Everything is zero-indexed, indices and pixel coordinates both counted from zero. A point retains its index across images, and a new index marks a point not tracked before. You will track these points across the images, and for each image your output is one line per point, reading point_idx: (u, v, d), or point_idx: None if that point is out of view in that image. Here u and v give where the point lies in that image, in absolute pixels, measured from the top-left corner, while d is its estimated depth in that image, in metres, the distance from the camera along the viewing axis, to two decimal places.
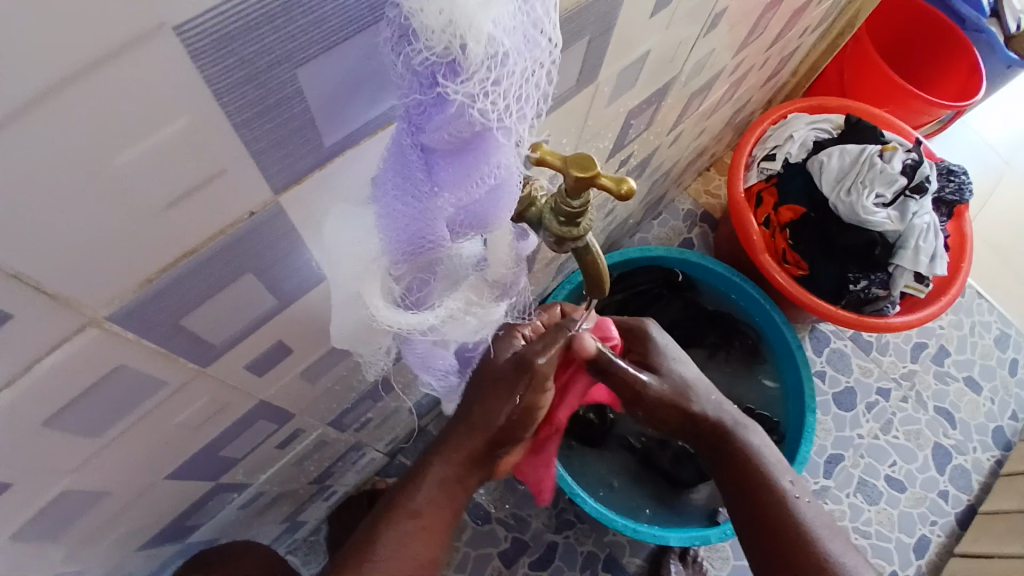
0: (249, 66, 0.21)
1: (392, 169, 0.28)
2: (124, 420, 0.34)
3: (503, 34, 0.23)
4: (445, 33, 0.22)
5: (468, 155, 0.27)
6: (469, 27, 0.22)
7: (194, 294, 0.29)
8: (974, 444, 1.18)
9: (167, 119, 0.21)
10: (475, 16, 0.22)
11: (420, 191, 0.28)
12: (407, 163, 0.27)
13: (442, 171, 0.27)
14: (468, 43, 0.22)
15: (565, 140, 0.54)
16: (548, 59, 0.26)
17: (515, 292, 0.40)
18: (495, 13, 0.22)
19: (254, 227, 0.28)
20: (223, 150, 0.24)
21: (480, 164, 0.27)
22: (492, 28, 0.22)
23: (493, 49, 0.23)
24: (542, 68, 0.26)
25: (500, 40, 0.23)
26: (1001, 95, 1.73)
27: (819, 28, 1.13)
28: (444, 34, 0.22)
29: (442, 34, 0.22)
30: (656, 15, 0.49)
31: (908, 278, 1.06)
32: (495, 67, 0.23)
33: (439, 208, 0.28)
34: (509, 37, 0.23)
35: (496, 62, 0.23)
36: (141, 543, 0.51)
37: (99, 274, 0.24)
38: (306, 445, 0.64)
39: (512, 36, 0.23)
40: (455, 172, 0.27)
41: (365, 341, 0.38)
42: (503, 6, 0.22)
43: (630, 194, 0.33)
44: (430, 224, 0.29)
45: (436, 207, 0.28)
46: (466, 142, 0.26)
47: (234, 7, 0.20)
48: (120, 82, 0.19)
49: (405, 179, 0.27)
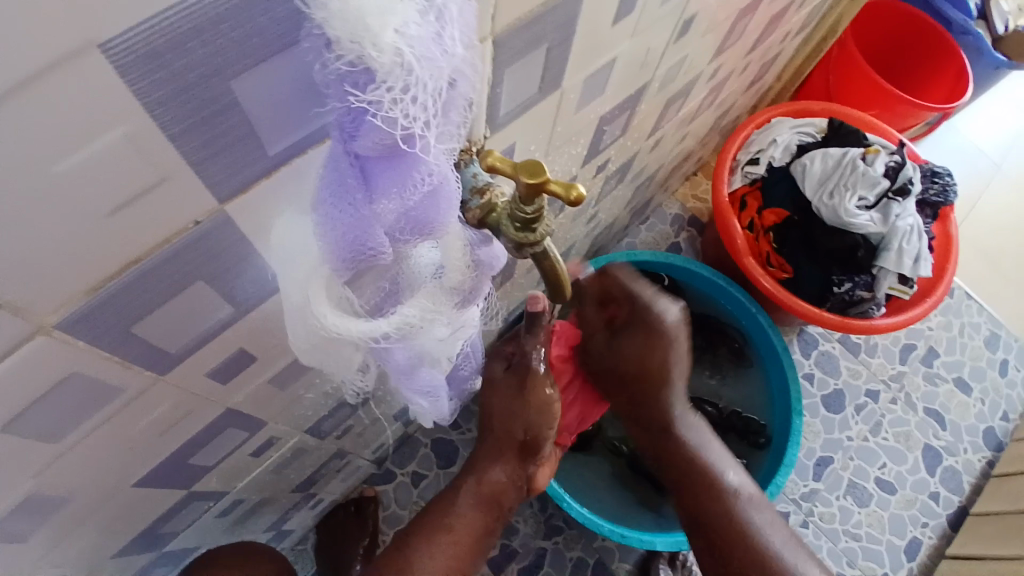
0: (179, 80, 0.22)
1: (328, 178, 0.28)
2: (83, 426, 0.34)
3: (409, 42, 0.23)
4: (352, 43, 0.22)
5: (397, 161, 0.27)
6: (372, 37, 0.22)
7: (146, 300, 0.29)
8: (964, 445, 1.19)
9: (104, 131, 0.21)
10: (376, 27, 0.22)
11: (356, 199, 0.28)
12: (341, 175, 0.28)
13: (377, 178, 0.28)
14: (373, 53, 0.23)
15: (534, 146, 0.55)
16: (460, 67, 0.26)
17: (477, 298, 0.40)
18: (396, 21, 0.23)
19: (202, 235, 0.29)
20: (164, 160, 0.24)
21: (410, 170, 0.27)
22: (394, 38, 0.23)
23: (399, 58, 0.23)
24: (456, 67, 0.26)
25: (406, 48, 0.23)
26: (990, 97, 1.74)
27: (800, 33, 1.14)
28: (353, 44, 0.22)
29: (349, 45, 0.22)
30: (620, 22, 0.50)
31: (891, 281, 1.07)
32: (405, 74, 0.24)
33: (378, 216, 0.29)
34: (413, 45, 0.24)
35: (405, 70, 0.24)
36: (115, 550, 0.52)
37: (45, 282, 0.24)
38: (284, 452, 0.64)
39: (418, 43, 0.24)
40: (388, 178, 0.28)
41: (333, 361, 0.38)
42: (402, 13, 0.23)
43: (579, 200, 0.33)
44: (372, 233, 0.29)
45: (375, 215, 0.29)
46: (392, 149, 0.26)
47: (158, 24, 0.20)
48: (54, 96, 0.19)
49: (341, 190, 0.28)
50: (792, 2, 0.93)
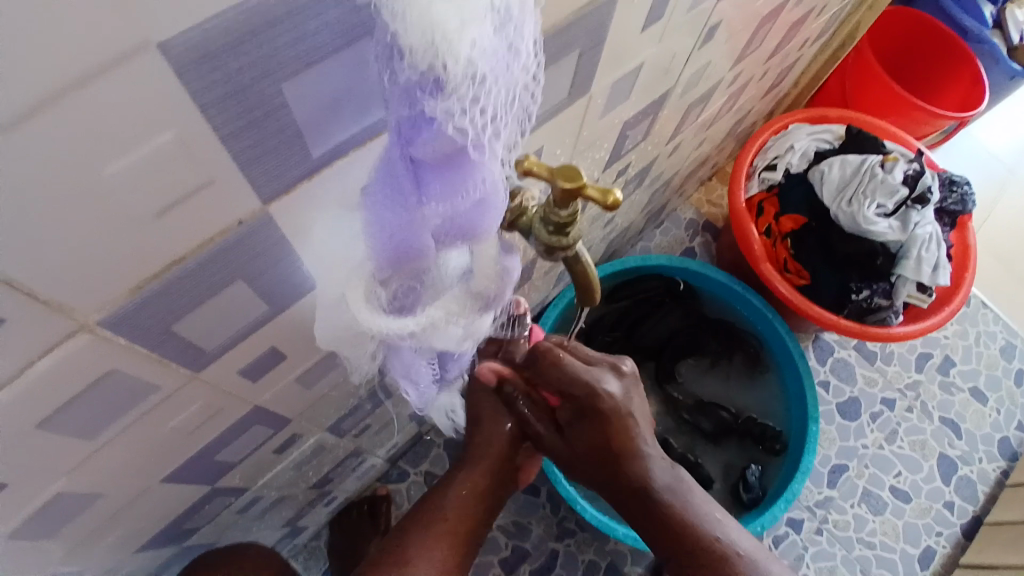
0: (231, 81, 0.22)
1: (381, 182, 0.28)
2: (118, 423, 0.34)
3: (482, 55, 0.23)
4: (428, 54, 0.22)
5: (454, 169, 0.27)
6: (448, 48, 0.22)
7: (186, 300, 0.29)
8: (979, 454, 1.17)
9: (154, 134, 0.22)
10: (454, 39, 0.22)
11: (407, 203, 0.28)
12: (396, 178, 0.27)
13: (430, 184, 0.27)
14: (447, 64, 0.23)
15: (559, 151, 0.55)
16: (528, 73, 0.27)
17: (499, 304, 0.40)
18: (473, 34, 0.22)
19: (242, 235, 0.29)
20: (211, 162, 0.24)
21: (464, 178, 0.27)
22: (470, 51, 0.23)
23: (471, 70, 0.23)
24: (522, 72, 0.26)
25: (479, 61, 0.23)
26: (1008, 104, 1.73)
27: (820, 40, 1.13)
28: (428, 54, 0.22)
29: (425, 55, 0.22)
30: (648, 28, 0.50)
31: (910, 289, 1.06)
32: (474, 85, 0.24)
33: (425, 221, 0.29)
34: (487, 58, 0.24)
35: (476, 81, 0.24)
36: (137, 546, 0.52)
37: (91, 282, 0.25)
38: (303, 450, 0.65)
39: (491, 57, 0.24)
40: (442, 185, 0.27)
41: (350, 346, 0.39)
42: (481, 26, 0.23)
43: (615, 206, 0.33)
44: (417, 236, 0.29)
45: (423, 219, 0.29)
46: (451, 156, 0.26)
47: (214, 27, 0.20)
48: (108, 97, 0.20)
49: (393, 192, 0.28)
50: (815, 8, 0.93)
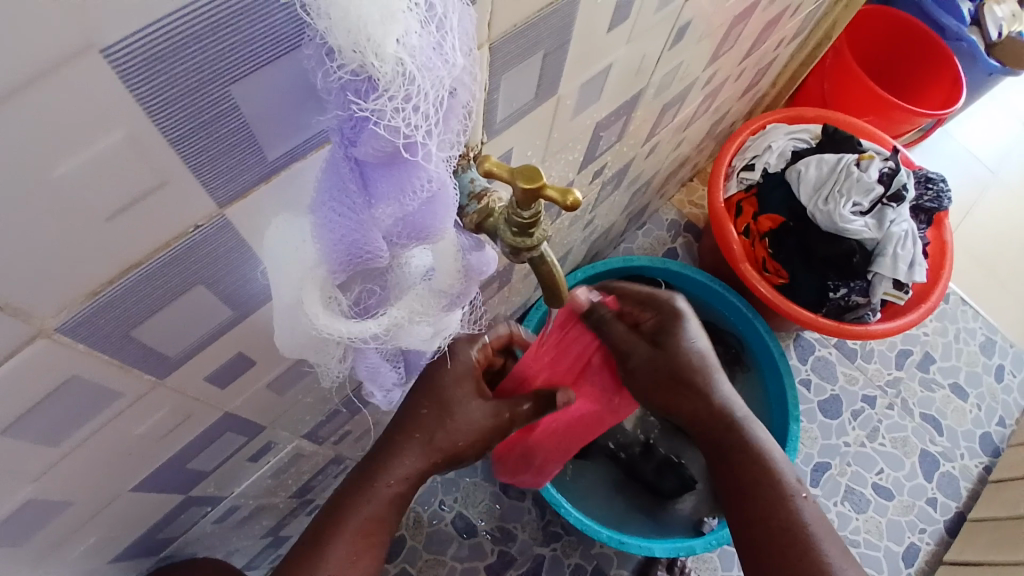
0: (179, 84, 0.22)
1: (328, 183, 0.28)
2: (82, 430, 0.34)
3: (411, 52, 0.23)
4: (355, 52, 0.22)
5: (397, 168, 0.27)
6: (374, 45, 0.22)
7: (146, 305, 0.29)
8: (961, 451, 1.19)
9: (102, 137, 0.22)
10: (379, 37, 0.22)
11: (355, 204, 0.28)
12: (340, 178, 0.28)
13: (377, 183, 0.28)
14: (375, 62, 0.23)
15: (531, 152, 0.55)
16: (456, 80, 0.26)
17: (465, 302, 0.40)
18: (399, 31, 0.23)
19: (201, 238, 0.29)
20: (164, 164, 0.24)
21: (409, 178, 0.28)
22: (396, 47, 0.23)
23: (401, 68, 0.23)
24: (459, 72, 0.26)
25: (407, 57, 0.23)
26: (984, 103, 1.75)
27: (794, 40, 1.15)
28: (354, 53, 0.23)
29: (352, 53, 0.23)
30: (615, 29, 0.50)
31: (887, 286, 1.07)
32: (406, 84, 0.24)
33: (376, 221, 0.29)
34: (417, 55, 0.24)
35: (407, 79, 0.24)
36: (112, 556, 0.52)
37: (45, 288, 0.25)
38: (282, 457, 0.64)
39: (421, 54, 0.24)
40: (388, 184, 0.28)
41: (316, 352, 0.37)
42: (406, 22, 0.23)
43: (576, 206, 0.33)
44: (368, 236, 0.30)
45: (373, 218, 0.29)
46: (392, 155, 0.27)
47: (159, 29, 0.20)
48: (51, 99, 0.20)
49: (339, 192, 0.28)
50: (786, 9, 0.94)
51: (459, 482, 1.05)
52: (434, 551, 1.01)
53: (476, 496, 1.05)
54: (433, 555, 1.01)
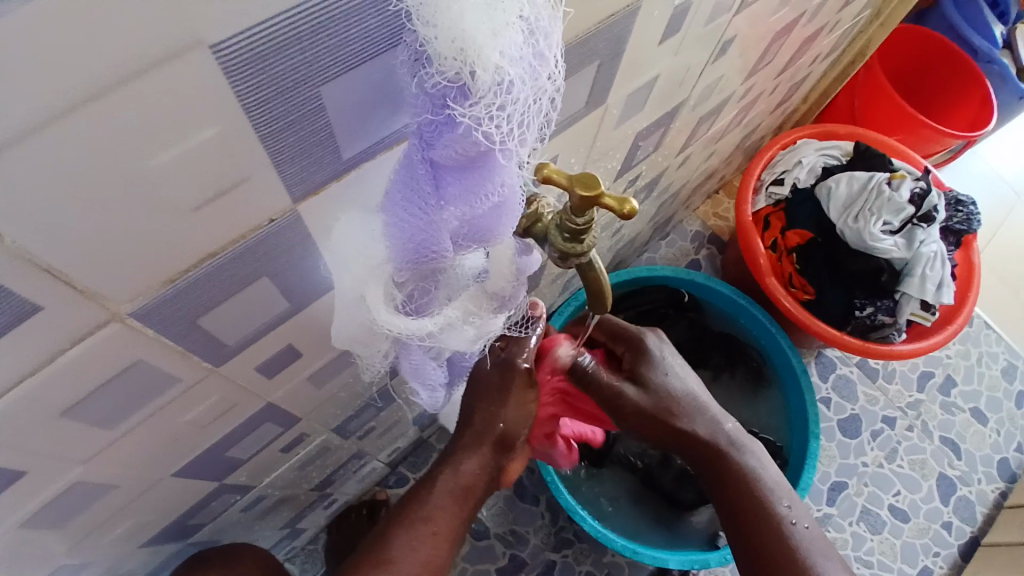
0: (274, 82, 0.23)
1: (401, 181, 0.28)
2: (137, 415, 0.35)
3: (511, 64, 0.24)
4: (456, 59, 0.23)
5: (473, 173, 0.28)
6: (477, 55, 0.23)
7: (212, 295, 0.30)
8: (978, 475, 1.17)
9: (197, 131, 0.22)
10: (484, 46, 0.23)
11: (427, 205, 0.29)
12: (415, 178, 0.28)
13: (448, 185, 0.28)
14: (477, 70, 0.23)
15: (573, 160, 0.56)
16: (555, 87, 0.27)
17: (514, 305, 0.41)
18: (503, 45, 0.23)
19: (273, 232, 0.29)
20: (249, 160, 0.25)
21: (484, 182, 0.28)
22: (499, 59, 0.23)
23: (500, 79, 0.24)
24: (551, 84, 0.27)
25: (507, 69, 0.24)
26: (1015, 126, 1.74)
27: (829, 57, 1.14)
28: (456, 60, 0.23)
29: (453, 60, 0.23)
30: (665, 42, 0.51)
31: (914, 307, 1.06)
32: (502, 93, 0.24)
33: (443, 222, 0.29)
34: (516, 66, 0.24)
35: (503, 90, 0.24)
36: (144, 540, 0.52)
37: (124, 274, 0.25)
38: (310, 450, 0.65)
39: (520, 66, 0.24)
40: (460, 187, 0.28)
41: (362, 346, 0.39)
42: (512, 37, 0.23)
43: (632, 214, 0.34)
44: (435, 236, 0.30)
45: (442, 220, 0.29)
46: (472, 160, 0.27)
47: (265, 28, 0.21)
48: (154, 94, 0.20)
49: (412, 193, 0.28)
50: (825, 26, 0.94)
51: None
52: None
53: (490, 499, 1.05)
54: None
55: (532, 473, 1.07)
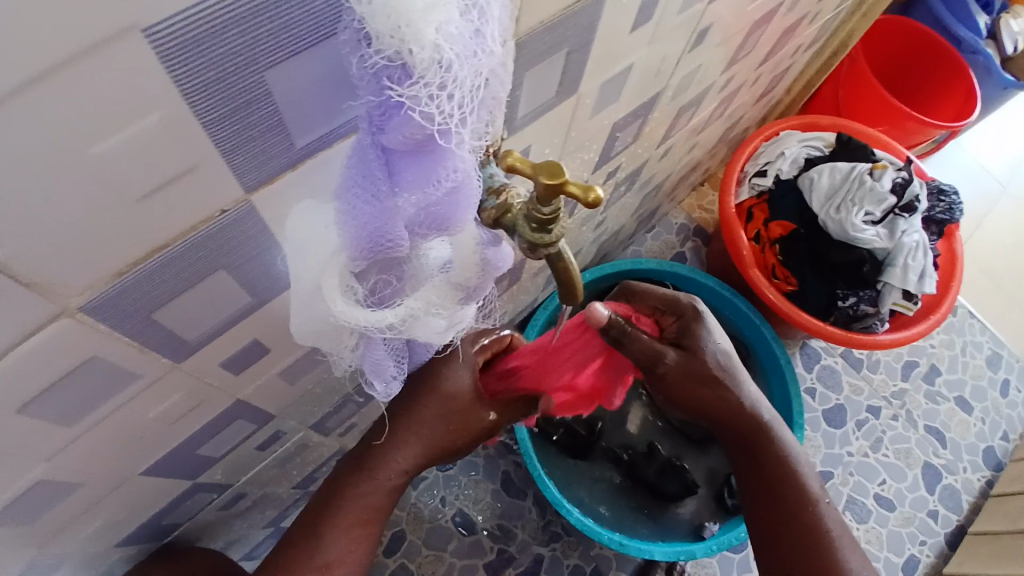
0: (214, 67, 0.22)
1: (352, 170, 0.28)
2: (98, 412, 0.34)
3: (448, 41, 0.24)
4: (394, 38, 0.23)
5: (424, 157, 0.27)
6: (413, 34, 0.23)
7: (167, 288, 0.30)
8: (964, 463, 1.18)
9: (138, 118, 0.22)
10: (418, 23, 0.22)
11: (379, 191, 0.28)
12: (366, 165, 0.27)
13: (401, 171, 0.28)
14: (413, 49, 0.23)
15: (548, 150, 0.55)
16: (498, 63, 0.27)
17: (481, 297, 0.40)
18: (438, 20, 0.23)
19: (225, 224, 0.29)
20: (194, 147, 0.24)
21: (435, 166, 0.28)
22: (435, 35, 0.23)
23: (438, 55, 0.23)
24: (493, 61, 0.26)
25: (445, 47, 0.23)
26: (999, 117, 1.74)
27: (811, 47, 1.14)
28: (392, 39, 0.23)
29: (391, 39, 0.23)
30: (638, 29, 0.50)
31: (896, 296, 1.07)
32: (442, 71, 0.24)
33: (397, 210, 0.29)
34: (453, 44, 0.24)
35: (443, 67, 0.24)
36: (117, 539, 0.52)
37: (73, 266, 0.25)
38: (288, 447, 0.64)
39: (459, 43, 0.24)
40: (412, 172, 0.28)
41: (329, 340, 0.37)
42: (447, 13, 0.23)
43: (597, 203, 0.33)
44: (390, 225, 0.30)
45: (396, 207, 0.29)
46: (421, 143, 0.27)
47: (197, 11, 0.20)
48: (91, 80, 0.20)
49: (365, 180, 0.28)
50: (805, 16, 0.94)
51: (459, 477, 1.05)
52: (433, 546, 1.00)
53: (477, 494, 1.04)
54: (432, 551, 1.00)
55: (519, 468, 1.07)
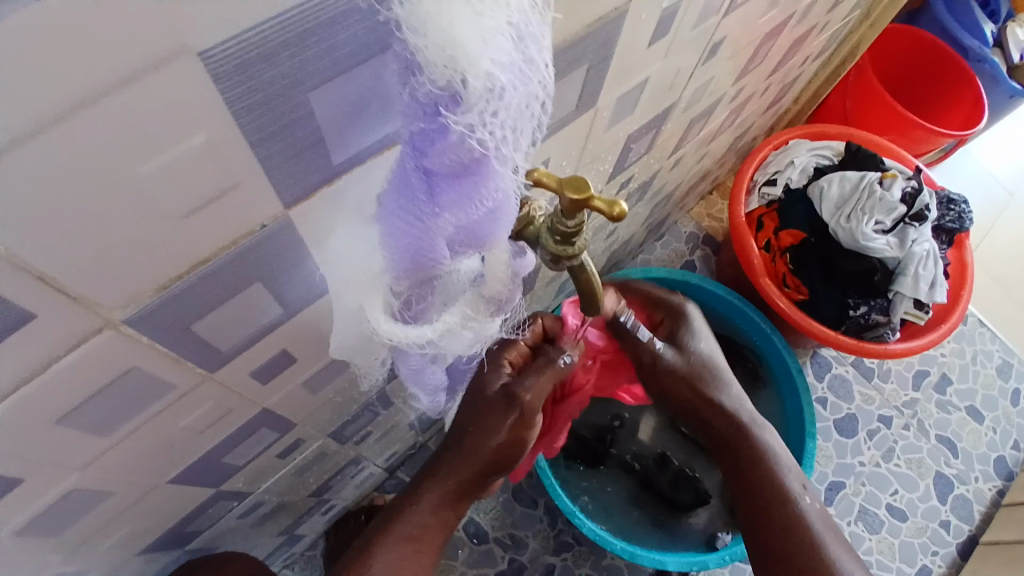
0: (263, 89, 0.23)
1: (396, 191, 0.28)
2: (131, 422, 0.35)
3: (500, 71, 0.25)
4: (448, 67, 0.23)
5: (469, 179, 0.28)
6: (469, 65, 0.23)
7: (206, 299, 0.30)
8: (975, 473, 1.18)
9: (187, 137, 0.23)
10: (475, 55, 0.23)
11: (423, 214, 0.28)
12: (410, 187, 0.28)
13: (445, 194, 0.28)
14: (468, 79, 0.24)
15: (566, 163, 0.56)
16: (544, 88, 0.28)
17: (510, 307, 0.42)
18: (493, 52, 0.24)
19: (262, 239, 0.30)
20: (239, 165, 0.25)
21: (479, 188, 0.28)
22: (489, 66, 0.24)
23: (490, 84, 0.24)
24: (538, 86, 0.27)
25: (498, 76, 0.24)
26: (1006, 125, 1.75)
27: (820, 58, 1.15)
28: (447, 69, 0.23)
29: (444, 69, 0.24)
30: (655, 44, 0.51)
31: (908, 305, 1.06)
32: (492, 97, 0.25)
33: (441, 231, 0.29)
34: (505, 74, 0.25)
35: (494, 95, 0.25)
36: (141, 547, 0.52)
37: (118, 281, 0.26)
38: (307, 455, 0.65)
39: (510, 72, 0.25)
40: (457, 194, 0.28)
41: (362, 355, 0.38)
42: (501, 45, 0.24)
43: (621, 217, 0.34)
44: (432, 246, 0.30)
45: (439, 229, 0.29)
46: (466, 166, 0.27)
47: (253, 36, 0.21)
48: (145, 100, 0.21)
49: (409, 202, 0.28)
50: (815, 27, 0.95)
51: None
52: (446, 555, 1.01)
53: (489, 503, 1.05)
54: (445, 560, 1.00)
55: (531, 477, 1.07)
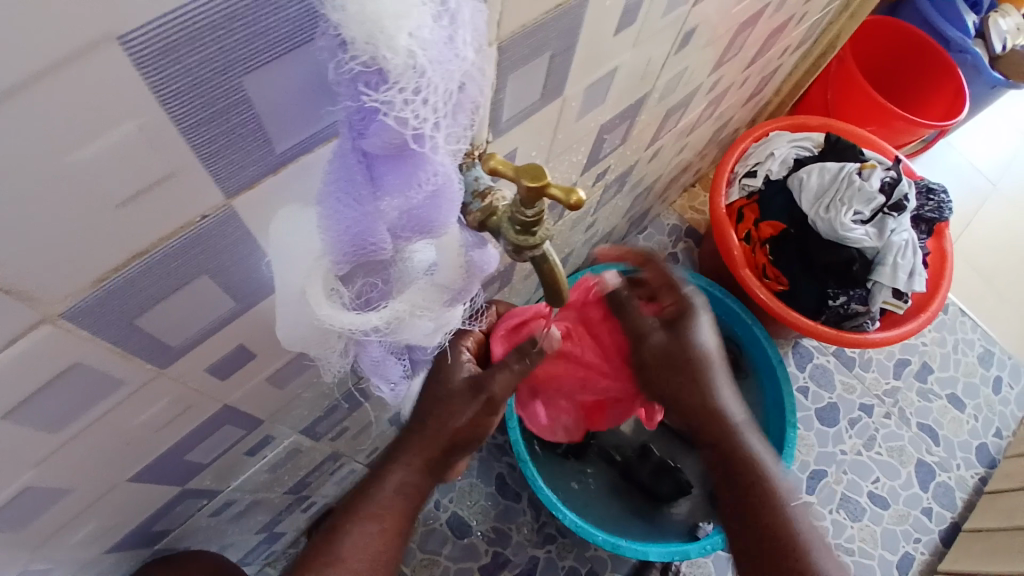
0: (190, 75, 0.23)
1: (334, 174, 0.28)
2: (84, 418, 0.34)
3: (422, 46, 0.24)
4: (366, 43, 0.23)
5: (404, 161, 0.28)
6: (387, 39, 0.23)
7: (151, 293, 0.30)
8: (957, 461, 1.19)
9: (118, 124, 0.22)
10: (393, 29, 0.23)
11: (361, 197, 0.28)
12: (348, 170, 0.28)
13: (384, 176, 0.28)
14: (387, 55, 0.23)
15: (535, 153, 0.56)
16: (468, 69, 0.27)
17: (466, 297, 0.40)
18: (412, 25, 0.23)
19: (205, 230, 0.29)
20: (175, 152, 0.25)
21: (416, 170, 0.28)
22: (408, 41, 0.23)
23: (412, 61, 0.24)
24: (464, 62, 0.26)
25: (419, 52, 0.24)
26: (987, 115, 1.76)
27: (798, 49, 1.15)
28: (367, 45, 0.23)
29: (365, 45, 0.23)
30: (622, 32, 0.51)
31: (886, 295, 1.07)
32: (416, 76, 0.24)
33: (380, 214, 0.29)
34: (428, 50, 0.24)
35: (417, 73, 0.24)
36: (109, 545, 0.52)
37: (55, 274, 0.25)
38: (279, 452, 0.64)
39: (433, 49, 0.24)
40: (395, 176, 0.28)
41: (317, 346, 0.38)
42: (420, 18, 0.23)
43: (579, 205, 0.34)
44: (374, 230, 0.30)
45: (380, 212, 0.29)
46: (400, 148, 0.27)
47: (174, 19, 0.21)
48: (73, 88, 0.20)
49: (347, 185, 0.28)
50: (792, 17, 0.95)
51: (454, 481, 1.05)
52: (429, 550, 1.00)
53: (472, 496, 1.04)
54: (428, 555, 1.00)
55: (513, 470, 1.07)
